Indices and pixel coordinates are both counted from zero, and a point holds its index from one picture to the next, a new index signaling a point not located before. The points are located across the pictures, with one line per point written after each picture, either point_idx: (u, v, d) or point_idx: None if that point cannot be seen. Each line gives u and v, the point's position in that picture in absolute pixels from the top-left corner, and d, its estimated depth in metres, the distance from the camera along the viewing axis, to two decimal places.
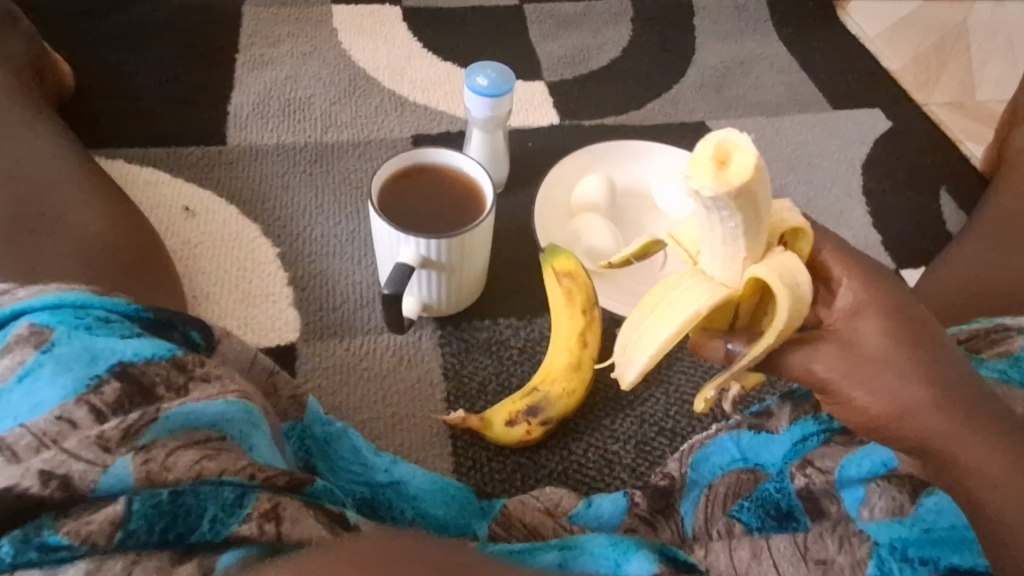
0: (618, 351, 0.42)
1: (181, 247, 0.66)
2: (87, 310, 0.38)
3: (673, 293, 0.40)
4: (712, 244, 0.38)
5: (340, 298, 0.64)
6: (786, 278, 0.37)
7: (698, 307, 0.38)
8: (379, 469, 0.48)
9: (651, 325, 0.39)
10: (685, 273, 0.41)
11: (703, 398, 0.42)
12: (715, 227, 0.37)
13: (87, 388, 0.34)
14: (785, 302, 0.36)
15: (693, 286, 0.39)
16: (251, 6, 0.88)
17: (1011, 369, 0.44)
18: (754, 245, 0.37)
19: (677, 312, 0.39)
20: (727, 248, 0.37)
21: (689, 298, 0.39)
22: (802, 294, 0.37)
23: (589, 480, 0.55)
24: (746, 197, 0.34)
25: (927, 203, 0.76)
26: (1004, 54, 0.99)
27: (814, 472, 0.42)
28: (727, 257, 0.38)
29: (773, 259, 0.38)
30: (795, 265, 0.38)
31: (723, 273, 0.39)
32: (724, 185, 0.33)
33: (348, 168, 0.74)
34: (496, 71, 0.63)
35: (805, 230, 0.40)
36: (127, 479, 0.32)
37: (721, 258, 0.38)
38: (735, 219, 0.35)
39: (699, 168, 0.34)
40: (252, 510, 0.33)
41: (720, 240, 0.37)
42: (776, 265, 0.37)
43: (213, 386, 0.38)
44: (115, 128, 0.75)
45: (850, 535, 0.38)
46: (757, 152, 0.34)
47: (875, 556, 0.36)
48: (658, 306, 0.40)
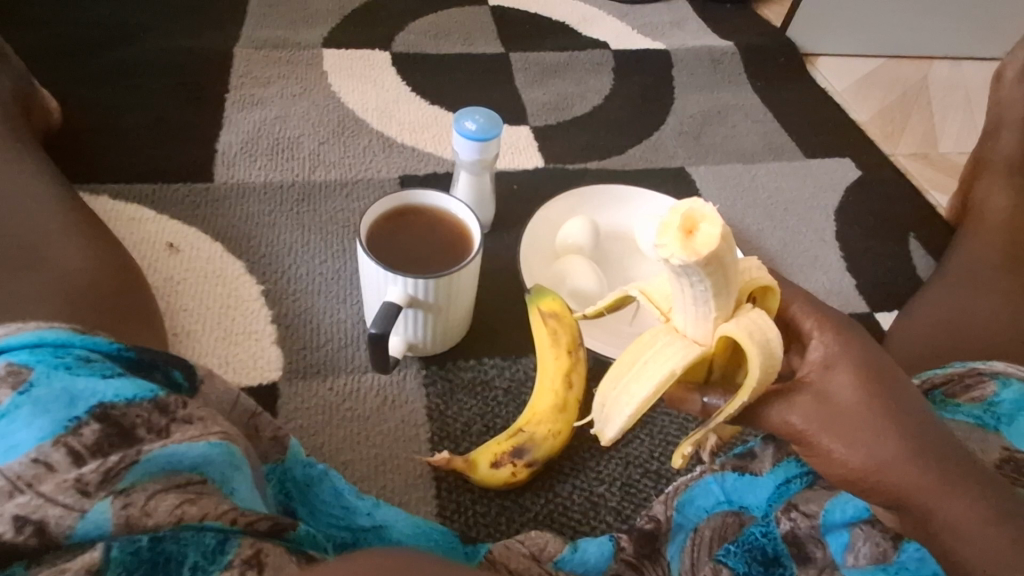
0: (597, 410, 0.42)
1: (163, 283, 0.65)
2: (68, 349, 0.38)
3: (649, 351, 0.40)
4: (682, 303, 0.39)
5: (324, 337, 0.64)
6: (756, 335, 0.38)
7: (673, 367, 0.39)
8: (362, 512, 0.47)
9: (629, 384, 0.40)
10: (659, 330, 0.42)
11: (680, 454, 0.40)
12: (687, 290, 0.38)
13: (65, 430, 0.33)
14: (757, 359, 0.37)
15: (668, 344, 0.40)
16: (243, 48, 0.90)
17: (987, 415, 0.45)
18: (723, 304, 0.38)
19: (653, 371, 0.39)
20: (698, 309, 0.39)
21: (663, 357, 0.39)
22: (774, 349, 0.38)
23: (575, 523, 0.54)
24: (716, 263, 0.35)
25: (897, 250, 0.78)
26: (962, 110, 1.05)
27: (799, 516, 0.45)
28: (698, 316, 0.39)
29: (744, 316, 0.39)
30: (766, 322, 0.39)
31: (695, 329, 0.40)
32: (692, 255, 0.34)
33: (335, 208, 0.75)
34: (484, 116, 0.65)
35: (774, 289, 0.41)
36: (106, 525, 0.32)
37: (693, 318, 0.39)
38: (706, 283, 0.36)
39: (669, 236, 0.35)
40: (234, 557, 0.33)
41: (691, 302, 0.38)
42: (747, 322, 0.38)
43: (195, 427, 0.38)
44: (101, 163, 0.75)
45: None
46: (722, 222, 0.35)
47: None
48: (635, 366, 0.40)
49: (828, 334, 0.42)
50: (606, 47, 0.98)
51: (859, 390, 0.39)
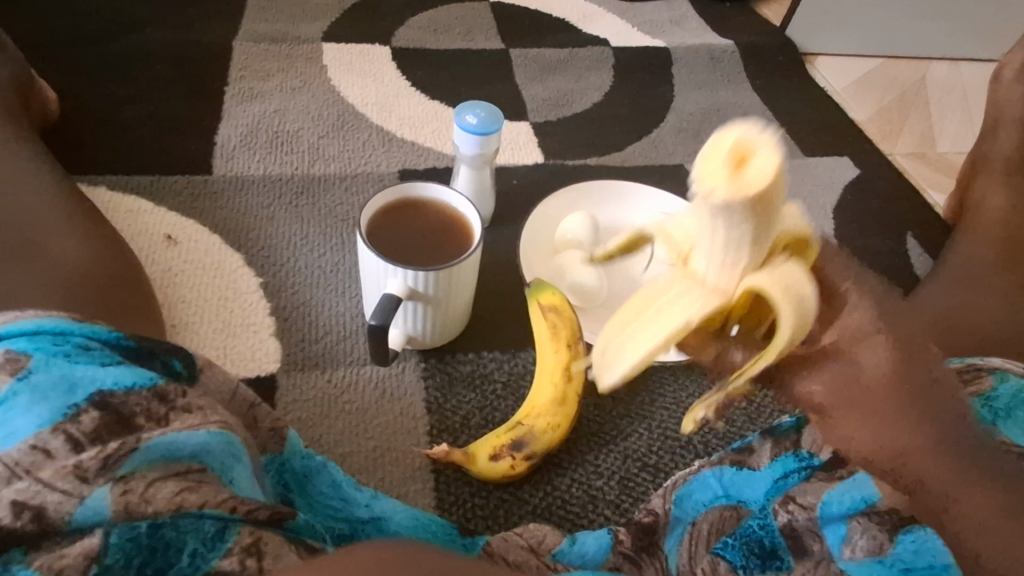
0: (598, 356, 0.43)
1: (161, 275, 0.65)
2: (67, 337, 0.37)
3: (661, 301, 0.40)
4: (708, 249, 0.38)
5: (322, 330, 0.64)
6: (788, 291, 0.37)
7: (689, 317, 0.39)
8: (360, 504, 0.47)
9: (639, 332, 0.40)
10: (676, 278, 0.41)
11: (692, 418, 0.40)
12: (719, 232, 0.36)
13: (64, 417, 0.33)
14: (788, 317, 0.36)
15: (684, 293, 0.40)
16: (242, 41, 0.90)
17: (984, 409, 0.45)
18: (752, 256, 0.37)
19: (668, 321, 0.39)
20: (725, 257, 0.37)
21: (682, 307, 0.39)
22: (807, 305, 0.37)
23: (573, 516, 0.54)
24: (764, 200, 0.35)
25: (895, 247, 0.79)
26: (960, 110, 1.05)
27: (796, 509, 0.45)
28: (723, 263, 0.38)
29: (777, 270, 0.38)
30: (801, 279, 0.37)
31: (715, 277, 0.39)
32: (738, 190, 0.34)
33: (335, 202, 0.75)
34: (486, 110, 0.65)
35: (811, 238, 0.39)
36: (105, 511, 0.31)
37: (718, 266, 0.38)
38: (744, 224, 0.35)
39: (714, 165, 0.35)
40: (234, 544, 0.32)
41: (720, 247, 0.37)
42: (781, 276, 0.37)
43: (195, 416, 0.38)
44: (99, 155, 0.75)
45: None
46: (779, 153, 0.35)
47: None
48: (647, 314, 0.40)
49: (866, 297, 0.39)
50: (606, 44, 0.98)
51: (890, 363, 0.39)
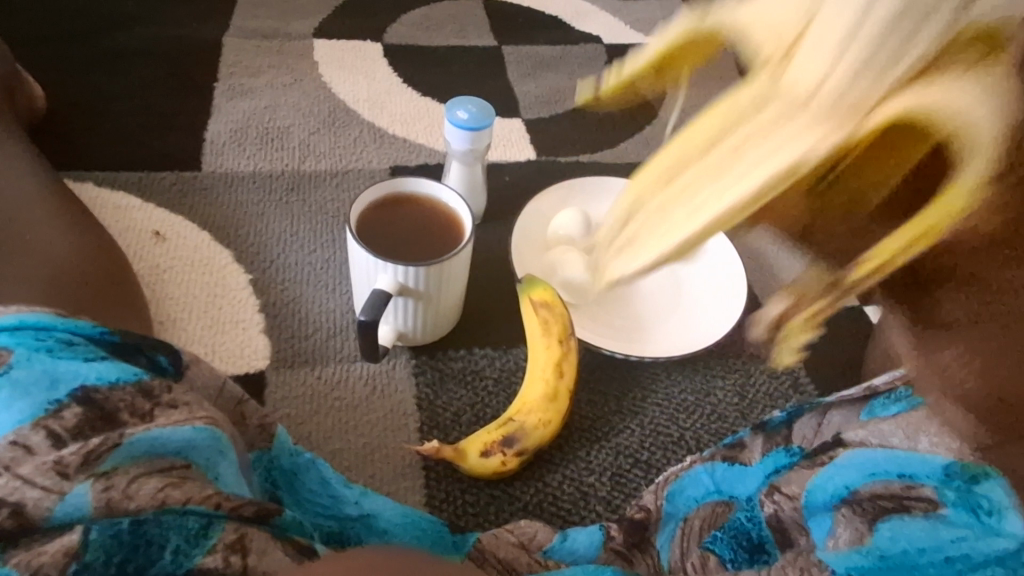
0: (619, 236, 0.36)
1: (149, 272, 0.65)
2: (50, 332, 0.37)
3: (744, 139, 0.29)
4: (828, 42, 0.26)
5: (312, 327, 0.63)
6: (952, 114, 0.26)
7: (791, 157, 0.27)
8: (349, 501, 0.47)
9: (698, 181, 0.31)
10: (763, 94, 0.28)
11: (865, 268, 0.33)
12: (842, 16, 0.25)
13: (45, 413, 0.32)
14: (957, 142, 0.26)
15: (784, 122, 0.28)
16: (232, 37, 0.89)
17: None
18: (891, 75, 0.25)
19: (757, 167, 0.28)
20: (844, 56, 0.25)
21: (779, 140, 0.28)
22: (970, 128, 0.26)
23: (564, 513, 0.54)
24: None
25: None
26: None
27: (782, 498, 0.44)
28: (826, 78, 0.26)
29: (936, 87, 0.25)
30: (962, 99, 0.26)
31: (828, 84, 0.26)
32: None
33: (325, 199, 0.74)
34: (477, 105, 0.65)
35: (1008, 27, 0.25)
36: (85, 507, 0.31)
37: (836, 75, 0.26)
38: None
39: None
40: (217, 542, 0.32)
41: (839, 47, 0.25)
42: (938, 95, 0.25)
43: (180, 412, 0.37)
44: (87, 151, 0.74)
45: (811, 565, 0.40)
46: None
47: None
48: (708, 158, 0.30)
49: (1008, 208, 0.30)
50: (598, 41, 0.98)
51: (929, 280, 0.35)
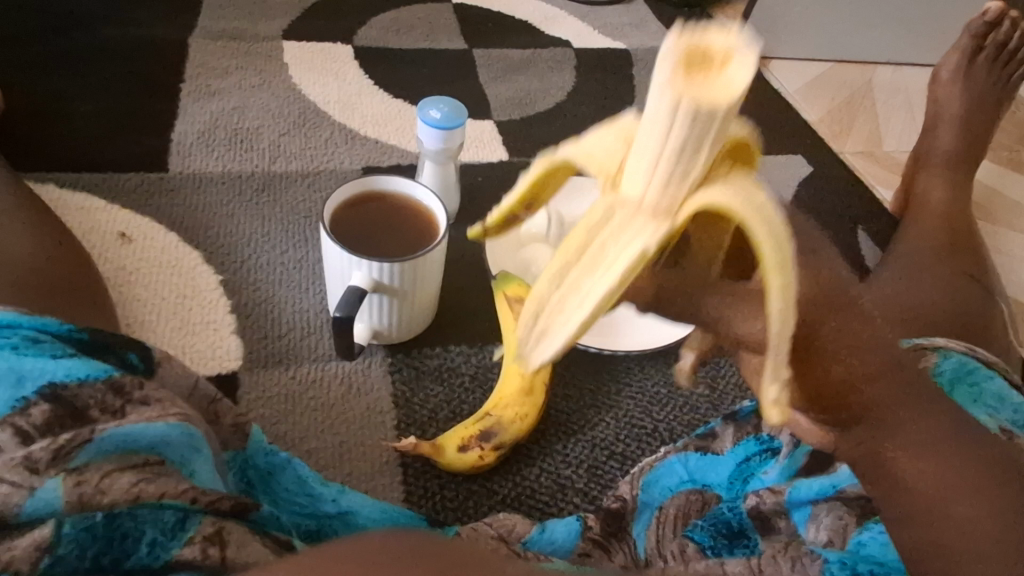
0: (525, 327, 0.35)
1: (115, 274, 0.63)
2: (14, 329, 0.37)
3: (590, 262, 0.34)
4: (652, 161, 0.33)
5: (285, 327, 0.62)
6: (747, 202, 0.31)
7: (644, 246, 0.33)
8: (326, 499, 0.46)
9: (590, 270, 0.34)
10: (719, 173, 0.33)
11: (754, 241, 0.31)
12: (667, 159, 0.32)
13: (13, 409, 0.32)
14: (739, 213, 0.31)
15: (628, 219, 0.34)
16: (198, 38, 0.88)
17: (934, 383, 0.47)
18: (688, 180, 0.32)
19: (617, 260, 0.33)
20: (663, 170, 0.32)
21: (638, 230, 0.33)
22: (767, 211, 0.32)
23: (542, 505, 0.55)
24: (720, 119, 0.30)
25: (847, 241, 0.82)
26: (906, 108, 1.10)
27: (764, 493, 0.47)
28: (665, 181, 0.33)
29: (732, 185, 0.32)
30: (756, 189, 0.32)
31: (653, 197, 0.33)
32: (712, 90, 0.30)
33: (297, 199, 0.74)
34: (449, 105, 0.65)
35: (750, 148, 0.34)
36: (57, 503, 0.30)
37: (648, 176, 0.33)
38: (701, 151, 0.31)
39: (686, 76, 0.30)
40: (195, 534, 0.32)
41: (661, 164, 0.32)
42: (733, 188, 0.32)
43: (152, 408, 0.36)
44: (47, 152, 0.72)
45: (801, 556, 0.43)
46: (631, 218, 0.34)
47: (827, 571, 0.41)
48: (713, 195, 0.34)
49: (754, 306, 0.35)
50: (567, 46, 0.99)
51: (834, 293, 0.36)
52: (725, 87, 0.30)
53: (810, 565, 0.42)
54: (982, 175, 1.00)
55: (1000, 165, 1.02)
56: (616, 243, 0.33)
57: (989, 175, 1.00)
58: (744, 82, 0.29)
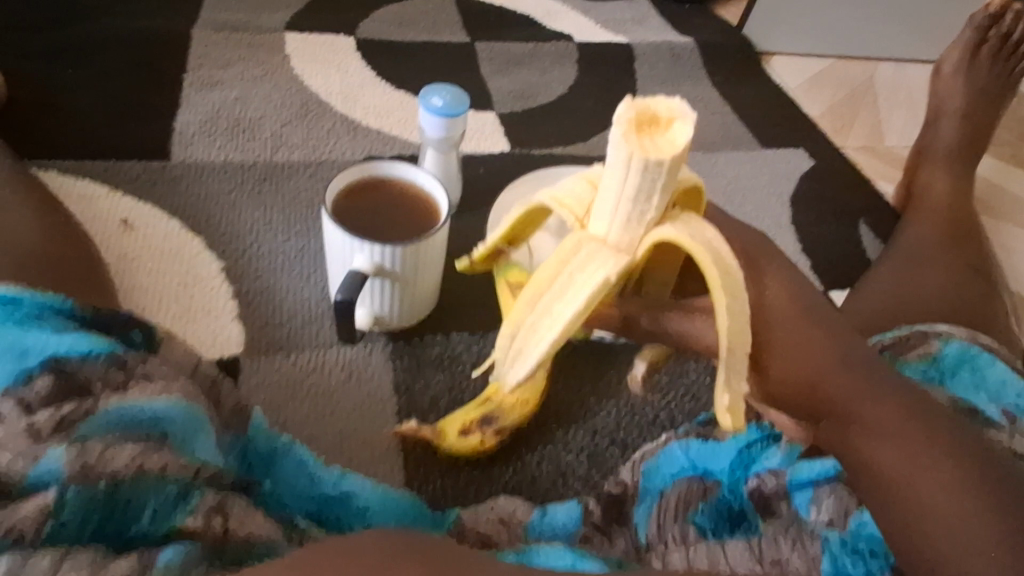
0: (504, 346, 0.41)
1: (116, 260, 0.63)
2: (18, 305, 0.37)
3: (559, 293, 0.38)
4: (613, 205, 0.36)
5: (287, 314, 0.62)
6: (695, 236, 0.36)
7: (607, 276, 0.37)
8: (326, 481, 0.46)
9: (557, 300, 0.38)
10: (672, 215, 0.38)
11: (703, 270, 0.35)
12: (626, 204, 0.36)
13: (18, 382, 0.33)
14: (694, 250, 0.35)
15: (592, 254, 0.38)
16: (201, 30, 0.88)
17: (931, 370, 0.47)
18: (643, 222, 0.37)
19: (584, 285, 0.37)
20: (621, 213, 0.36)
21: (597, 266, 0.38)
22: (720, 250, 0.36)
23: (543, 491, 0.55)
24: (672, 166, 0.34)
25: (848, 233, 0.82)
26: (908, 104, 1.10)
27: (767, 476, 0.47)
28: (626, 222, 0.37)
29: (680, 221, 0.37)
30: (699, 224, 0.37)
31: (615, 236, 0.38)
32: (660, 145, 0.34)
33: (298, 188, 0.74)
34: (452, 93, 0.65)
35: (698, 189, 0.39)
36: (59, 471, 0.30)
37: (610, 218, 0.37)
38: (656, 194, 0.35)
39: (637, 134, 0.34)
40: (197, 504, 0.32)
41: (622, 204, 0.36)
42: (685, 226, 0.36)
43: (155, 384, 0.36)
44: (50, 140, 0.72)
45: (802, 537, 0.43)
46: (595, 252, 0.38)
47: (827, 551, 0.42)
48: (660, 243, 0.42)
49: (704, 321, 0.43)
50: (569, 40, 1.00)
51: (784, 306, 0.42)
52: (669, 144, 0.34)
53: (811, 546, 0.42)
54: (984, 170, 1.00)
55: (1002, 160, 1.02)
56: (582, 274, 0.38)
57: (991, 170, 1.00)
58: (684, 142, 0.33)
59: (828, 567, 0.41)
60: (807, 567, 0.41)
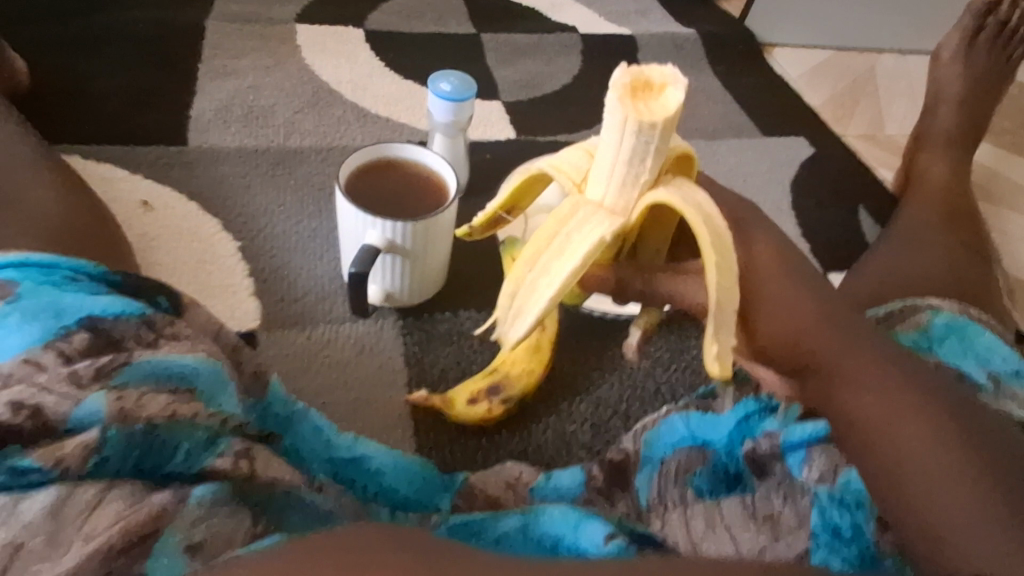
0: (504, 308, 0.43)
1: (138, 239, 0.66)
2: (54, 270, 0.39)
3: (557, 253, 0.40)
4: (609, 167, 0.39)
5: (301, 291, 0.65)
6: (686, 199, 0.38)
7: (602, 235, 0.39)
8: (343, 447, 0.49)
9: (554, 259, 0.40)
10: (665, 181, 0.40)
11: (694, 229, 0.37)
12: (621, 167, 0.38)
13: (54, 336, 0.34)
14: (685, 209, 0.37)
15: (589, 216, 0.40)
16: (214, 21, 0.90)
17: (921, 338, 0.49)
18: (638, 183, 0.39)
19: (579, 245, 0.39)
20: (617, 175, 0.39)
21: (592, 227, 0.39)
22: (707, 210, 0.38)
23: (549, 458, 0.57)
24: (666, 130, 0.37)
25: (848, 217, 0.84)
26: (908, 94, 1.11)
27: (762, 438, 0.48)
28: (621, 184, 0.39)
29: (673, 186, 0.39)
30: (692, 188, 0.39)
31: (612, 200, 0.40)
32: (654, 109, 0.36)
33: (310, 173, 0.76)
34: (458, 79, 0.67)
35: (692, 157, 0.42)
36: (99, 413, 0.32)
37: (607, 181, 0.40)
38: (650, 156, 0.37)
39: (632, 99, 0.37)
40: (225, 448, 0.35)
41: (618, 167, 0.38)
42: (677, 189, 0.39)
43: (183, 343, 0.39)
44: (72, 126, 0.75)
45: (794, 491, 0.45)
46: (591, 215, 0.40)
47: (816, 505, 0.43)
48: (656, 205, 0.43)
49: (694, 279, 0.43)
50: (574, 31, 1.01)
51: (771, 266, 0.47)
52: (661, 108, 0.37)
53: (802, 500, 0.44)
54: (983, 158, 1.01)
55: (1002, 148, 1.04)
56: (579, 234, 0.40)
57: (990, 158, 1.01)
58: (675, 105, 0.36)
59: (816, 520, 0.42)
60: (797, 520, 0.43)
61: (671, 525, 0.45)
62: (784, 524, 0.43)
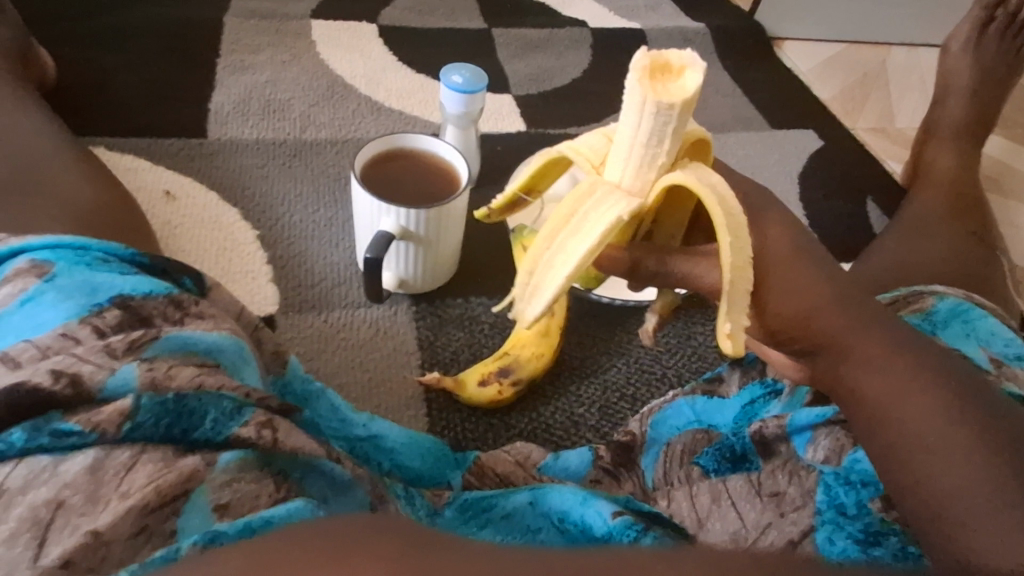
0: (522, 285, 0.44)
1: (161, 227, 0.68)
2: (86, 251, 0.41)
3: (574, 230, 0.41)
4: (628, 149, 0.41)
5: (318, 277, 0.67)
6: (702, 180, 0.39)
7: (619, 214, 0.40)
8: (359, 424, 0.50)
9: (571, 236, 0.41)
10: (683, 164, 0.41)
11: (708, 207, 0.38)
12: (639, 148, 0.40)
13: (88, 312, 0.37)
14: (700, 189, 0.39)
15: (606, 196, 0.41)
16: (232, 17, 0.93)
17: (926, 322, 0.50)
18: (655, 165, 0.40)
19: (596, 223, 0.40)
20: (635, 157, 0.41)
21: (608, 206, 0.41)
22: (724, 193, 0.39)
23: (557, 438, 0.58)
24: (683, 112, 0.38)
25: (856, 208, 0.85)
26: (919, 87, 1.11)
27: (769, 419, 0.49)
28: (638, 165, 0.41)
29: (691, 169, 0.40)
30: (708, 171, 0.40)
31: (629, 182, 0.42)
32: (673, 92, 0.38)
33: (326, 164, 0.78)
34: (470, 71, 0.69)
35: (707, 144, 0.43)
36: (133, 382, 0.34)
37: (625, 163, 0.41)
38: (667, 137, 0.39)
39: (652, 81, 0.39)
40: (250, 418, 0.36)
41: (636, 149, 0.40)
42: (693, 171, 0.40)
43: (207, 321, 0.41)
44: (97, 119, 0.77)
45: (799, 470, 0.45)
46: (609, 195, 0.41)
47: (821, 483, 0.44)
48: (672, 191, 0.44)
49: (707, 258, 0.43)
50: (584, 25, 1.03)
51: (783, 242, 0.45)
52: (679, 90, 0.38)
53: (807, 479, 0.45)
54: (993, 150, 1.01)
55: (1013, 141, 1.04)
56: (595, 213, 0.41)
57: (1001, 150, 1.01)
58: (693, 87, 0.38)
59: (821, 498, 0.43)
60: (801, 498, 0.44)
61: (677, 501, 0.46)
62: (789, 501, 0.44)
